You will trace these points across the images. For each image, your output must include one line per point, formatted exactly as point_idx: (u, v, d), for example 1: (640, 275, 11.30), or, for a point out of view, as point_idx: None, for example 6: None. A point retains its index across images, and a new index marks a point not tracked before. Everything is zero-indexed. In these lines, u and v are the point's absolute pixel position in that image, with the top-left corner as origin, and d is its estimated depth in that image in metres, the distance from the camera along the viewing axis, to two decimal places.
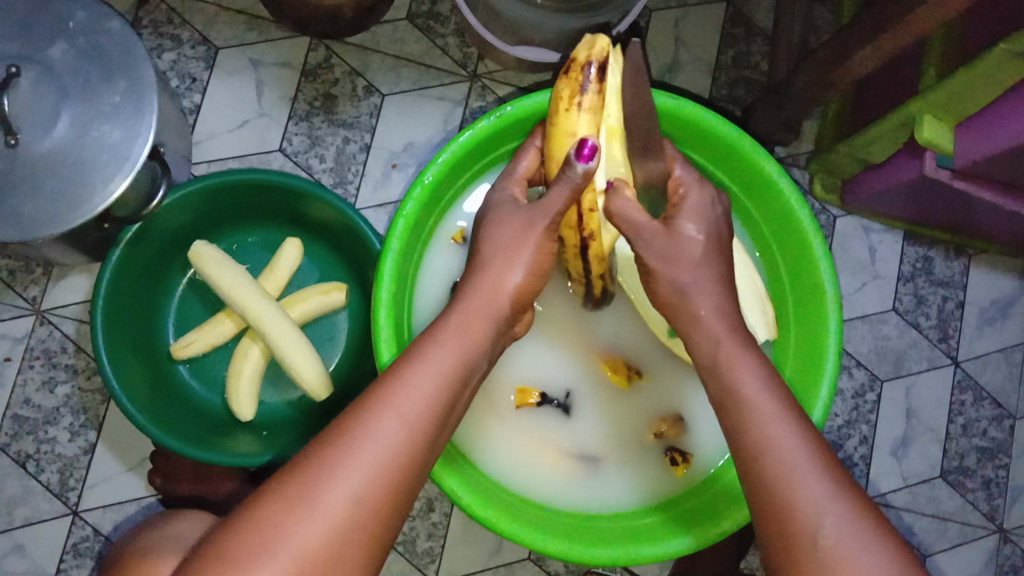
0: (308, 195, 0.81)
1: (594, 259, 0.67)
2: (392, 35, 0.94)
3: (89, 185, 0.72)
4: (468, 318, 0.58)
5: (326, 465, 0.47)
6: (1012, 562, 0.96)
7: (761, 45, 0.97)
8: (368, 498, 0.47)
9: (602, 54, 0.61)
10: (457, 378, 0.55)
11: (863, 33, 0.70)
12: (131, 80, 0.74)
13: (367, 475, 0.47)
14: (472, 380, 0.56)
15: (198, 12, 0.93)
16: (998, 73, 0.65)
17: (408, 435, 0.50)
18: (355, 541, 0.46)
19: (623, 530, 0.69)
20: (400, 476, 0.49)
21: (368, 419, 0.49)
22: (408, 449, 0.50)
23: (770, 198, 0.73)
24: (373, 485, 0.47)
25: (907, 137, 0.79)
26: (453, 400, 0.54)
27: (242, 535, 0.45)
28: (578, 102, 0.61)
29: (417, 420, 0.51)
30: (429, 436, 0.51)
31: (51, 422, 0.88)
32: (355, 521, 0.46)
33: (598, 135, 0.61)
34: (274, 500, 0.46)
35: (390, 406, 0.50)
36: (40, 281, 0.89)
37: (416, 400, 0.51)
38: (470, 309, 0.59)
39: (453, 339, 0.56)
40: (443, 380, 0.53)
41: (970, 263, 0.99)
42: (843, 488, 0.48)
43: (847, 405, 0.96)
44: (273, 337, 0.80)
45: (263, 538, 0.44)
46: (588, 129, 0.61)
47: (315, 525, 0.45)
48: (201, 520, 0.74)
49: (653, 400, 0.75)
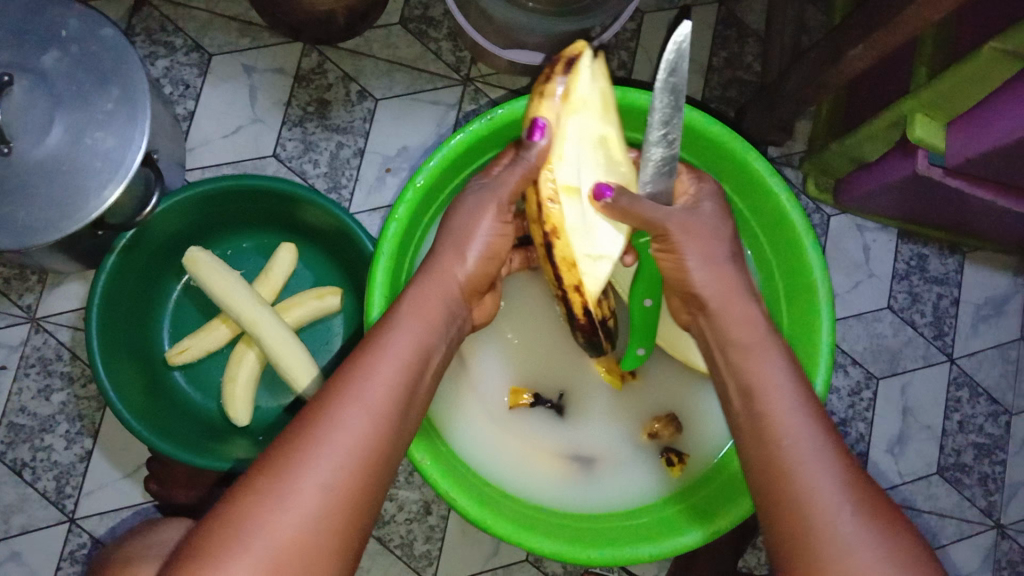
0: (302, 200, 0.82)
1: (563, 263, 0.63)
2: (385, 40, 0.95)
3: (83, 192, 0.72)
4: (433, 310, 0.58)
5: (293, 455, 0.47)
6: (1011, 558, 0.96)
7: (753, 47, 0.97)
8: (339, 485, 0.47)
9: (572, 52, 0.61)
10: (419, 364, 0.55)
11: (853, 33, 0.70)
12: (125, 86, 0.75)
13: (336, 463, 0.47)
14: (431, 360, 0.56)
15: (191, 19, 0.93)
16: (989, 70, 0.65)
17: (373, 421, 0.50)
18: (327, 530, 0.46)
19: (619, 530, 0.69)
20: (369, 464, 0.49)
21: (334, 407, 0.49)
22: (379, 437, 0.50)
23: (761, 197, 0.73)
24: (344, 473, 0.47)
25: (899, 135, 0.80)
26: (414, 382, 0.54)
27: (217, 531, 0.45)
28: (541, 90, 0.61)
29: (387, 408, 0.51)
30: (392, 419, 0.51)
31: (47, 429, 0.88)
32: (327, 509, 0.46)
33: (560, 126, 0.61)
34: (243, 494, 0.46)
35: (353, 395, 0.50)
36: (35, 288, 0.89)
37: (384, 389, 0.52)
38: (425, 290, 0.59)
39: (415, 324, 0.57)
40: (403, 365, 0.54)
41: (964, 260, 0.99)
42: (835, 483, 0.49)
43: (843, 404, 0.96)
44: (267, 343, 0.80)
45: (238, 532, 0.44)
46: (552, 118, 0.61)
47: (289, 517, 0.45)
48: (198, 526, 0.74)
49: (648, 400, 0.75)
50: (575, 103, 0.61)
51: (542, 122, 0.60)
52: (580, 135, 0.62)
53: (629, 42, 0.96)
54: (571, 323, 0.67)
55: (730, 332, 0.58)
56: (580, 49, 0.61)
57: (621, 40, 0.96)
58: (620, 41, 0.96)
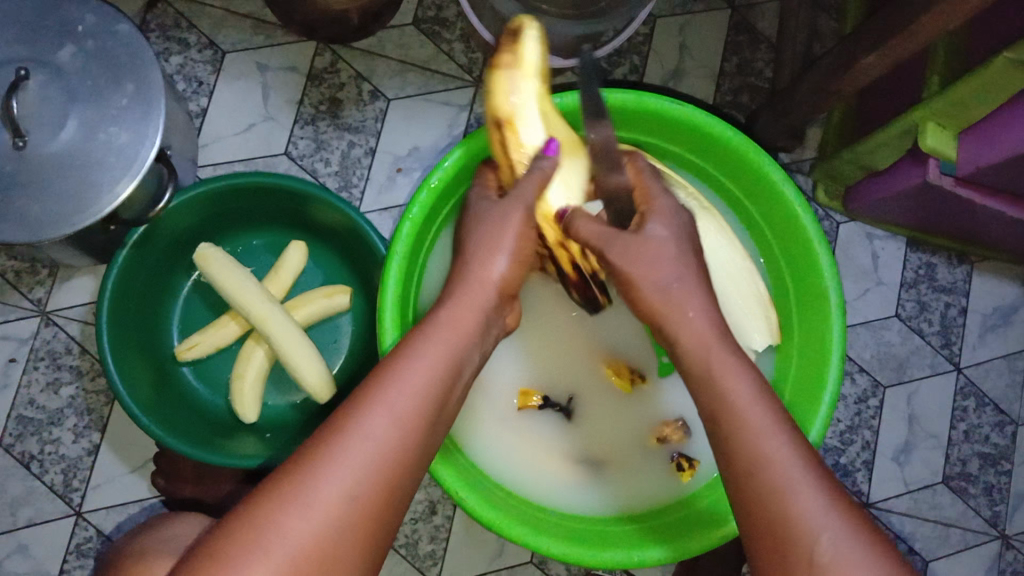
0: (314, 198, 0.82)
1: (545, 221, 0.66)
2: (398, 40, 0.95)
3: (96, 187, 0.72)
4: (464, 317, 0.58)
5: (318, 461, 0.47)
6: (1014, 568, 0.96)
7: (765, 52, 0.97)
8: (363, 495, 0.47)
9: (516, 25, 0.67)
10: (452, 373, 0.55)
11: (866, 41, 0.70)
12: (139, 83, 0.75)
13: (359, 472, 0.48)
14: (463, 369, 0.57)
15: (205, 16, 0.94)
16: (1003, 80, 0.65)
17: (399, 430, 0.50)
18: (347, 537, 0.46)
19: (628, 535, 0.69)
20: (394, 472, 0.49)
21: (362, 414, 0.50)
22: (405, 446, 0.50)
23: (774, 203, 0.73)
24: (367, 483, 0.48)
25: (911, 144, 0.80)
26: (444, 393, 0.54)
27: (244, 529, 0.45)
28: (495, 67, 0.67)
29: (415, 416, 0.51)
30: (419, 431, 0.51)
31: (55, 423, 0.88)
32: (349, 517, 0.47)
33: (518, 97, 0.66)
34: (267, 497, 0.46)
35: (382, 403, 0.51)
36: (46, 282, 0.89)
37: (412, 395, 0.52)
38: (461, 300, 0.59)
39: (449, 332, 0.57)
40: (436, 375, 0.54)
41: (972, 269, 0.99)
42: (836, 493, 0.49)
43: (850, 411, 0.96)
44: (276, 340, 0.80)
45: (263, 532, 0.45)
46: (507, 91, 0.66)
47: (312, 521, 0.45)
48: (207, 522, 0.75)
49: (657, 404, 0.75)
50: (527, 73, 0.67)
51: (498, 96, 0.66)
52: (537, 98, 0.67)
53: (642, 46, 0.96)
54: (566, 282, 0.72)
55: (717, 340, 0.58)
56: (520, 23, 0.67)
57: (633, 44, 0.96)
58: (632, 45, 0.96)
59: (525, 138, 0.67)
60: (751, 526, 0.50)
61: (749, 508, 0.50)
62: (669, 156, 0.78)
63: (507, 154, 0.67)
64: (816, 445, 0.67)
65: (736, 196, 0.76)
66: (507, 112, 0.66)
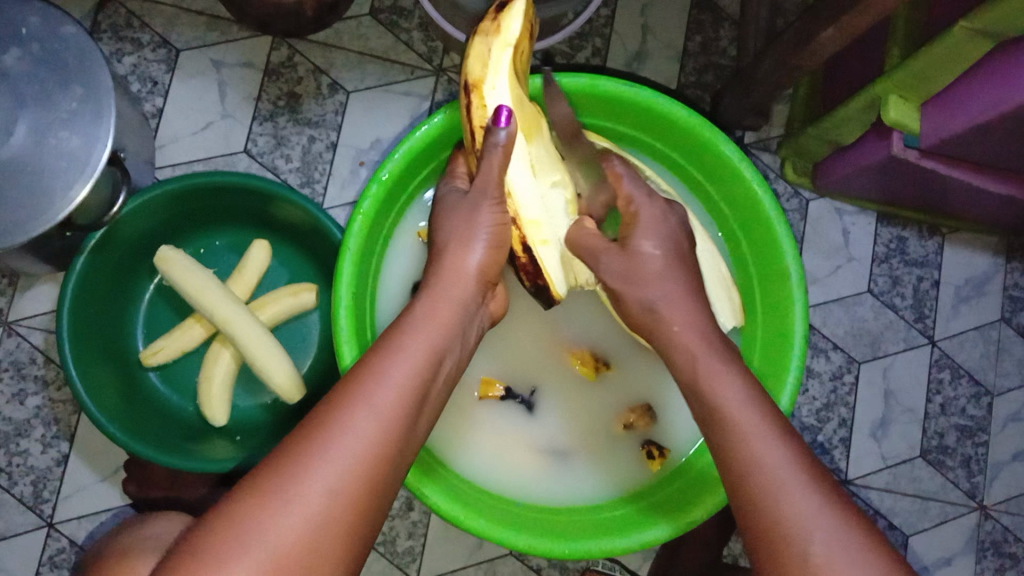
0: (274, 196, 0.81)
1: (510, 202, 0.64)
2: (355, 32, 0.93)
3: (49, 194, 0.71)
4: (442, 313, 0.58)
5: (301, 459, 0.46)
6: (994, 539, 0.96)
7: (729, 31, 0.96)
8: (344, 493, 0.46)
9: None
10: (433, 371, 0.54)
11: (824, 15, 0.69)
12: (89, 85, 0.73)
13: (342, 469, 0.47)
14: (445, 364, 0.56)
15: (157, 15, 0.92)
16: (961, 51, 0.64)
17: (382, 426, 0.49)
18: (330, 535, 0.45)
19: (598, 524, 0.68)
20: (375, 470, 0.48)
21: (344, 412, 0.49)
22: (389, 443, 0.49)
23: (732, 183, 0.72)
24: (349, 481, 0.47)
25: (875, 118, 0.79)
26: (424, 389, 0.53)
27: (223, 530, 0.44)
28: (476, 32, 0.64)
29: (398, 415, 0.50)
30: (403, 427, 0.51)
31: (22, 433, 0.87)
32: (332, 514, 0.46)
33: (491, 62, 0.63)
34: (247, 494, 0.46)
35: (364, 401, 0.50)
36: (6, 292, 0.88)
37: (395, 394, 0.51)
38: (438, 295, 0.59)
39: (420, 327, 0.56)
40: (412, 369, 0.53)
41: (944, 241, 0.98)
42: (811, 478, 0.49)
43: (825, 388, 0.96)
44: (242, 341, 0.79)
45: (246, 531, 0.44)
46: (484, 55, 0.63)
47: (297, 518, 0.45)
48: (186, 520, 0.75)
49: (624, 391, 0.75)
50: (506, 37, 0.63)
51: (473, 61, 0.64)
52: (511, 67, 0.63)
53: (603, 29, 0.95)
54: (515, 262, 0.67)
55: (689, 334, 0.58)
56: None
57: (595, 27, 0.95)
58: (593, 28, 0.95)
59: (489, 104, 0.63)
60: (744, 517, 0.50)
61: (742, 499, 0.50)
62: (628, 140, 0.77)
63: (469, 116, 0.64)
64: (789, 408, 0.67)
65: (695, 176, 0.76)
66: (477, 75, 0.63)
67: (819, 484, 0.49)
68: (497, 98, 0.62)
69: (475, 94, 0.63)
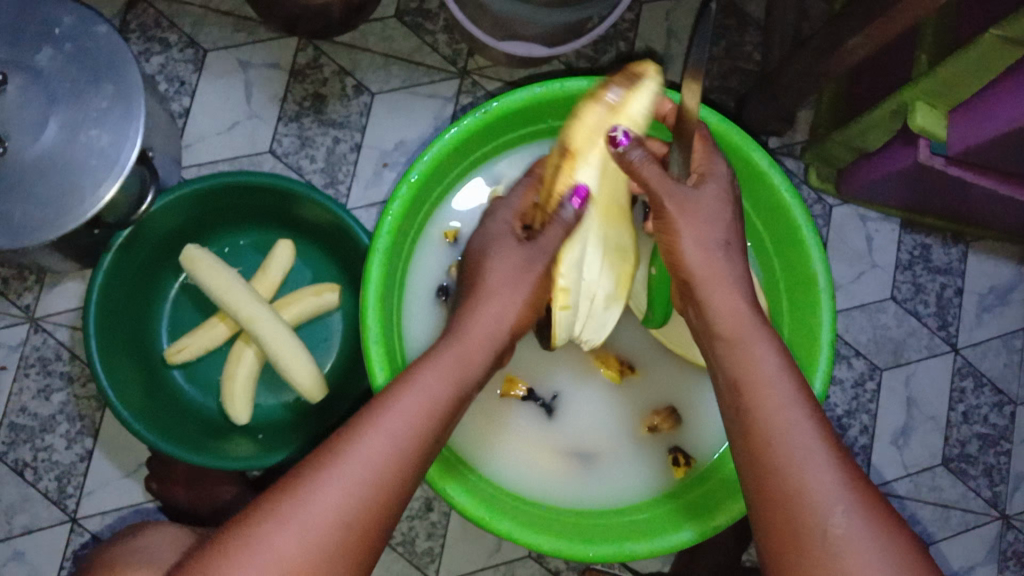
0: (299, 196, 0.81)
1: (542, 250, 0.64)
2: (381, 33, 0.94)
3: (79, 191, 0.71)
4: (477, 354, 0.59)
5: (319, 477, 0.48)
6: (1016, 549, 0.95)
7: (753, 36, 0.96)
8: (356, 516, 0.47)
9: (644, 73, 0.64)
10: (454, 406, 0.56)
11: (853, 21, 0.69)
12: (119, 84, 0.74)
13: (355, 491, 0.48)
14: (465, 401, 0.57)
15: (186, 15, 0.93)
16: (992, 59, 0.64)
17: (397, 451, 0.51)
18: (337, 555, 0.46)
19: (618, 528, 0.68)
20: (387, 494, 0.49)
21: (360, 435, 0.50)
22: (402, 470, 0.50)
23: (759, 187, 0.72)
24: (359, 503, 0.48)
25: (901, 124, 0.79)
26: (441, 422, 0.54)
27: (234, 544, 0.45)
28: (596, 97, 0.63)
29: (415, 444, 0.52)
30: (417, 456, 0.52)
31: (47, 429, 0.88)
32: (341, 534, 0.47)
33: (598, 138, 0.62)
34: (262, 508, 0.47)
35: (382, 425, 0.51)
36: (33, 288, 0.89)
37: (415, 423, 0.52)
38: (468, 333, 0.60)
39: (448, 359, 0.57)
40: (434, 403, 0.54)
41: (967, 249, 0.98)
42: (848, 474, 0.49)
43: (847, 395, 0.95)
44: (265, 340, 0.80)
45: (254, 544, 0.45)
46: (596, 125, 0.62)
47: (306, 537, 0.46)
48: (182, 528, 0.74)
49: (648, 395, 0.75)
50: (621, 118, 0.62)
51: (581, 125, 0.62)
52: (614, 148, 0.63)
53: (628, 33, 0.95)
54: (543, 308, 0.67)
55: (718, 322, 0.57)
56: (647, 72, 0.64)
57: (619, 31, 0.95)
58: (618, 32, 0.95)
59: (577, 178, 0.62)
60: (750, 498, 0.51)
61: (761, 481, 0.50)
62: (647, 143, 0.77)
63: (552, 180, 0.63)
64: (822, 399, 0.67)
65: None
66: (575, 143, 0.62)
67: (852, 482, 0.48)
68: (586, 175, 0.62)
69: (569, 167, 0.62)
